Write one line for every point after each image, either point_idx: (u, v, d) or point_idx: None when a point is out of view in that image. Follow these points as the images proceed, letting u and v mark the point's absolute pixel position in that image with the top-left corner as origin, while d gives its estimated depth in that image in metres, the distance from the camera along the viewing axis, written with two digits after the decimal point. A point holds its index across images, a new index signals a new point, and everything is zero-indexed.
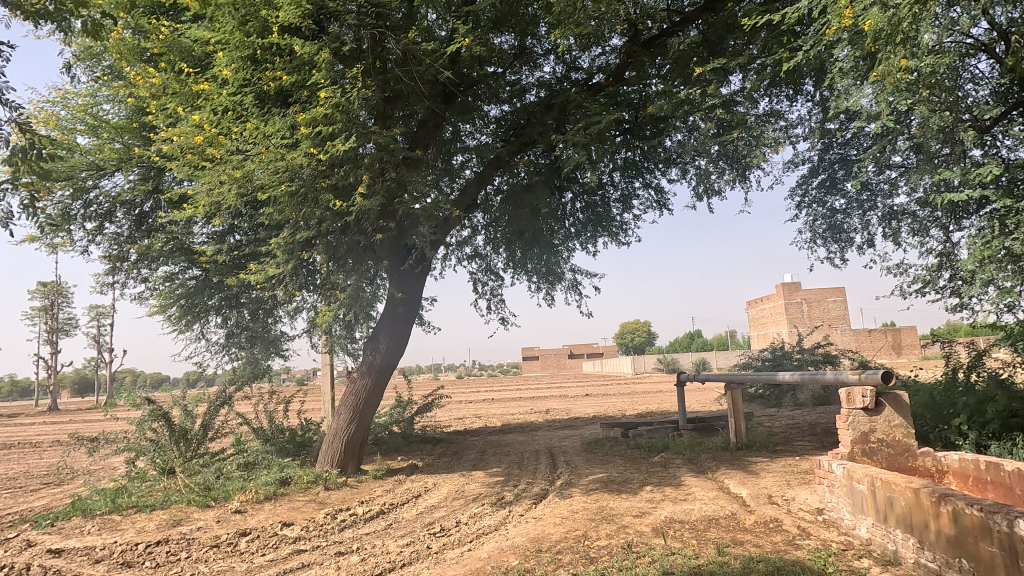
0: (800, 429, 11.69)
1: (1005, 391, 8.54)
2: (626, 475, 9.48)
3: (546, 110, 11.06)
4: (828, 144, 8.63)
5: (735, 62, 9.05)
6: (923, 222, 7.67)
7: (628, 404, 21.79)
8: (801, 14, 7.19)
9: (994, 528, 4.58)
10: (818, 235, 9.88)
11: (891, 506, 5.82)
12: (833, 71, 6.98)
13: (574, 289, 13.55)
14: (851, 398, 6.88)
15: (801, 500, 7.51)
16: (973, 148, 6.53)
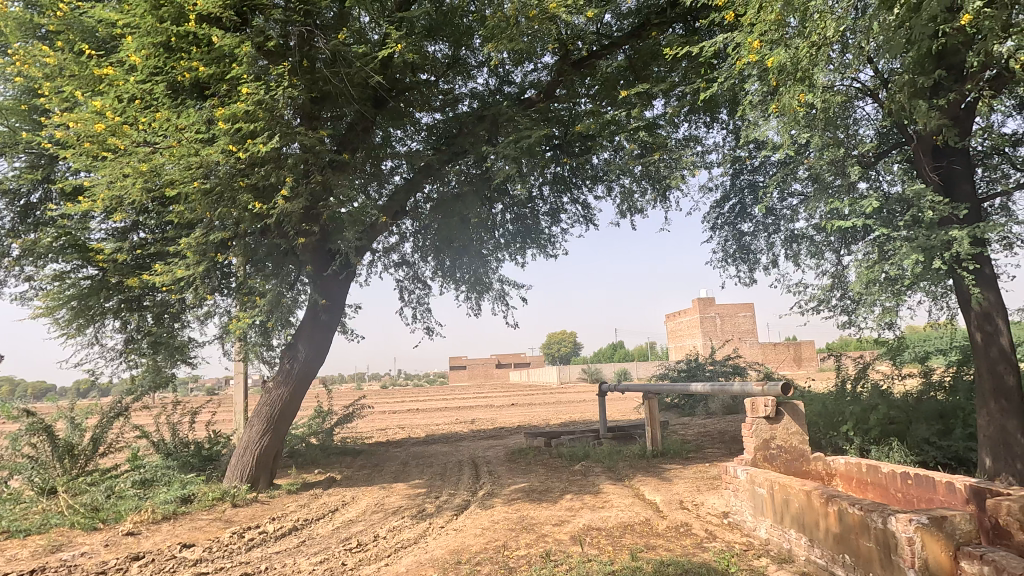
0: (710, 437, 12.37)
1: (885, 401, 9.48)
2: (547, 484, 9.61)
3: (478, 121, 11.15)
4: (739, 170, 9.29)
5: (658, 88, 9.60)
6: (819, 246, 8.38)
7: (552, 414, 22.12)
8: (716, 49, 7.73)
9: (872, 525, 5.07)
10: (729, 255, 10.56)
11: (787, 507, 6.29)
12: (744, 103, 7.55)
13: (502, 300, 13.66)
14: (755, 407, 7.42)
15: (709, 504, 7.94)
16: (860, 181, 7.26)
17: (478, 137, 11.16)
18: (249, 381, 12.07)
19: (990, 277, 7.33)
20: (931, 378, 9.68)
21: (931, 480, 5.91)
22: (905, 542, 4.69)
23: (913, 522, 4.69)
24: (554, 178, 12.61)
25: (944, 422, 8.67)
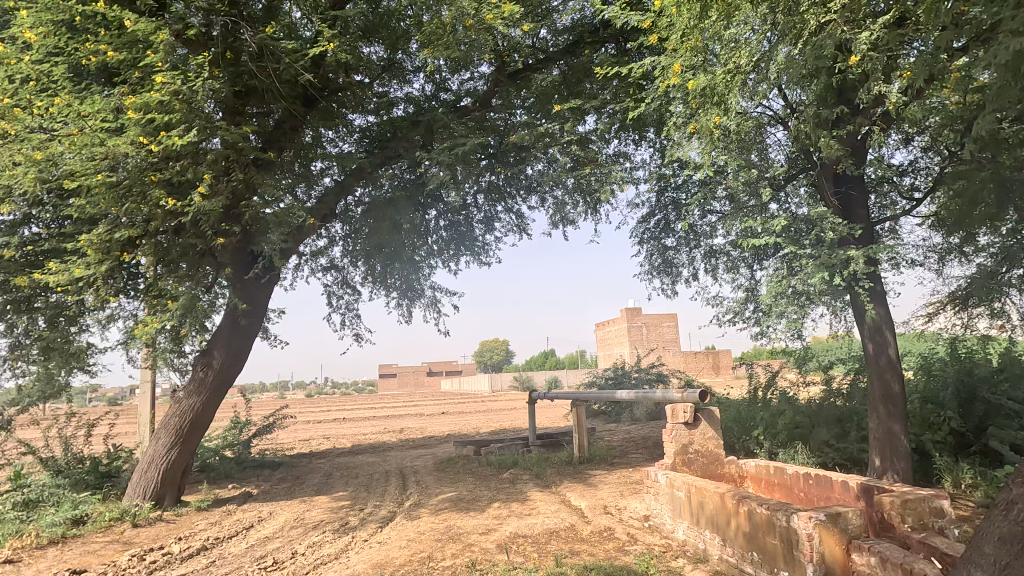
0: (634, 443, 12.80)
1: (791, 406, 10.21)
2: (476, 492, 9.57)
3: (413, 126, 11.05)
4: (664, 187, 9.76)
5: (590, 104, 9.94)
6: (734, 261, 8.92)
7: (483, 422, 22.08)
8: (644, 71, 8.11)
9: (776, 523, 5.43)
10: (654, 269, 11.03)
11: (702, 509, 6.62)
12: (668, 124, 7.94)
13: (433, 307, 13.53)
14: (675, 414, 7.84)
15: (631, 508, 8.20)
16: (772, 202, 7.81)
17: (412, 142, 11.05)
18: (157, 391, 11.21)
19: (881, 292, 8.08)
20: (831, 385, 10.51)
21: (829, 480, 6.41)
22: (805, 538, 5.06)
23: (812, 519, 5.07)
24: (489, 186, 12.70)
25: (841, 426, 9.43)
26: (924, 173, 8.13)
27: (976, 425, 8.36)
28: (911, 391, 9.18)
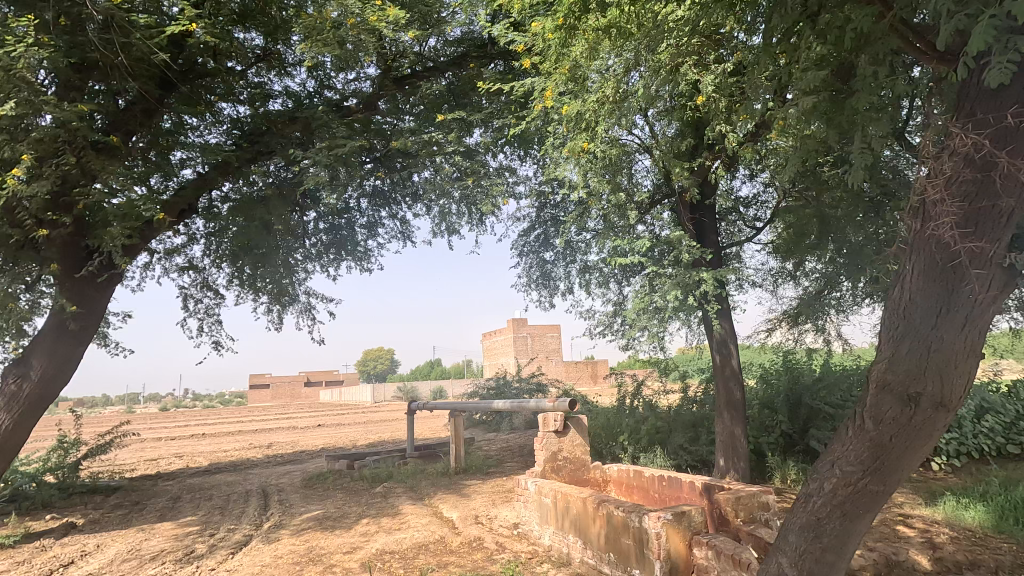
0: (511, 451, 13.05)
1: (652, 414, 11.00)
2: (344, 509, 9.15)
3: (290, 122, 10.42)
4: (544, 204, 10.15)
5: (475, 117, 10.09)
6: (605, 277, 9.47)
7: (360, 435, 21.16)
8: (527, 90, 8.41)
9: (630, 524, 5.79)
10: (532, 282, 11.39)
11: (566, 513, 6.89)
12: (548, 143, 8.29)
13: (307, 313, 12.80)
14: (546, 422, 8.10)
15: (502, 516, 8.31)
16: (639, 224, 8.41)
17: (289, 138, 10.44)
18: None
19: (727, 309, 9.02)
20: (687, 393, 11.50)
21: (679, 480, 6.97)
22: (654, 536, 5.45)
23: (661, 518, 5.47)
24: (373, 191, 12.36)
25: (694, 431, 10.33)
26: (764, 205, 9.19)
27: (800, 428, 9.57)
28: (751, 398, 10.30)
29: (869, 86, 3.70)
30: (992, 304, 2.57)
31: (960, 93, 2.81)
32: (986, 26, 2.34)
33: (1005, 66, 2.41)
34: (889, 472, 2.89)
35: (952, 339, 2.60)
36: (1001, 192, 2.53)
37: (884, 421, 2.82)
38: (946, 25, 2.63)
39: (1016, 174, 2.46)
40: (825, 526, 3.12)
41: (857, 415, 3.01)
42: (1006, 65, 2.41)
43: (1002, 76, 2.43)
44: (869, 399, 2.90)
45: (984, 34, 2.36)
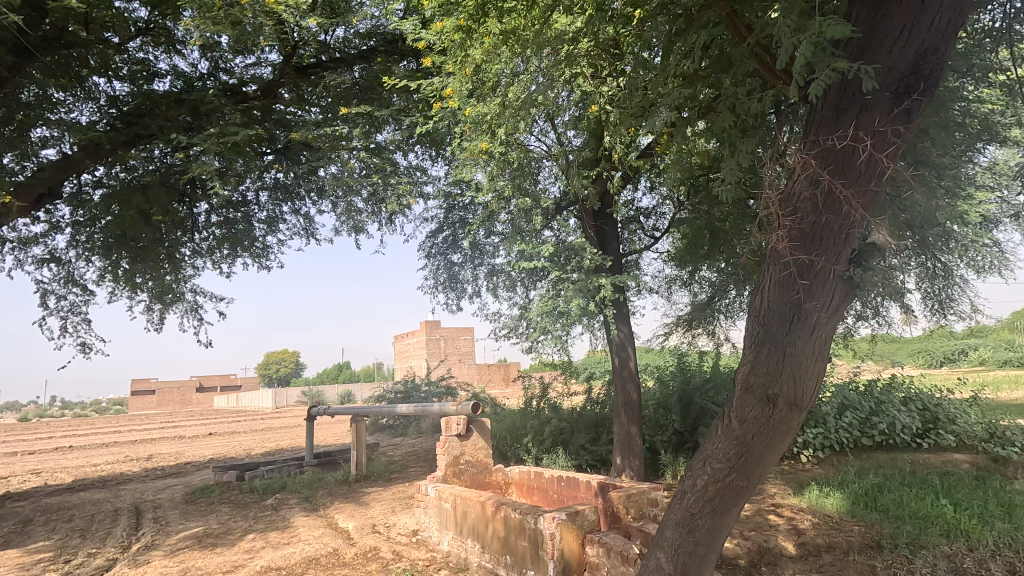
0: (416, 456, 12.76)
1: (556, 415, 11.21)
2: (228, 525, 8.48)
3: (176, 105, 9.54)
4: (452, 205, 10.05)
5: (383, 112, 9.79)
6: (512, 280, 9.53)
7: (257, 443, 19.83)
8: (436, 89, 8.28)
9: (527, 526, 5.82)
10: (440, 284, 11.26)
11: (465, 518, 6.82)
12: (455, 144, 8.21)
13: (194, 313, 11.80)
14: (448, 426, 7.99)
15: (400, 524, 8.09)
16: (546, 228, 8.53)
17: (175, 122, 9.57)
18: None
19: (626, 314, 9.39)
20: (591, 395, 11.83)
21: (576, 480, 7.12)
22: (549, 537, 5.51)
23: (555, 518, 5.54)
24: (272, 183, 11.63)
25: (595, 431, 10.65)
26: (662, 216, 9.60)
27: (691, 426, 10.13)
28: (648, 398, 10.79)
29: (728, 105, 3.84)
30: (832, 311, 2.84)
31: (807, 119, 2.97)
32: (808, 41, 2.67)
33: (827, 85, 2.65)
34: (752, 469, 3.09)
35: (801, 343, 2.84)
36: (823, 209, 2.76)
37: (747, 421, 3.02)
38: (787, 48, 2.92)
39: (835, 191, 2.68)
40: (697, 522, 3.29)
41: (726, 417, 3.21)
42: (824, 81, 2.69)
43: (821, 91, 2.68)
44: (735, 400, 3.10)
45: (806, 50, 2.68)
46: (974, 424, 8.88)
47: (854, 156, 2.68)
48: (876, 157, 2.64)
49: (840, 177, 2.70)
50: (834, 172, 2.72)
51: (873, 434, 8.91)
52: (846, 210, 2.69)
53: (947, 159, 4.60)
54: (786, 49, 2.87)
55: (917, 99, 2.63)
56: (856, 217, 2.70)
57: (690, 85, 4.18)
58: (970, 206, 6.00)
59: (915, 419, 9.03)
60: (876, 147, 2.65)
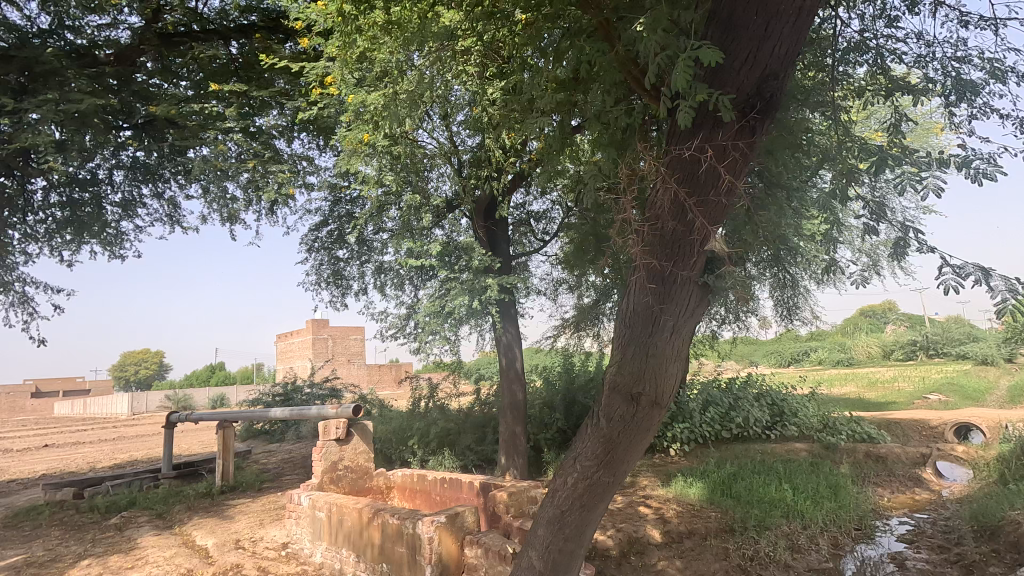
0: (292, 463, 11.96)
1: (443, 416, 11.07)
2: (57, 551, 7.36)
3: (3, 62, 8.14)
4: (338, 198, 9.57)
5: (263, 93, 9.07)
6: (401, 278, 9.25)
7: (105, 455, 17.51)
8: (321, 74, 7.82)
9: (404, 531, 5.63)
10: (323, 280, 10.69)
11: (340, 527, 6.49)
12: (341, 134, 7.80)
13: (23, 306, 10.16)
14: (326, 431, 7.56)
15: (269, 538, 7.52)
16: (436, 227, 8.37)
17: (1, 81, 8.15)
18: None
19: (513, 315, 9.51)
20: (479, 395, 11.85)
21: (459, 481, 6.96)
22: (427, 541, 5.37)
23: (433, 522, 5.42)
24: (130, 162, 10.35)
25: (482, 431, 10.66)
26: (552, 220, 9.81)
27: (573, 424, 10.48)
28: (534, 398, 11.02)
29: (598, 112, 3.97)
30: (687, 314, 3.02)
31: (669, 132, 3.17)
32: (683, 65, 2.76)
33: (691, 112, 2.83)
34: (617, 465, 3.22)
35: (661, 344, 2.99)
36: (672, 216, 2.97)
37: (613, 419, 3.13)
38: (656, 65, 3.08)
39: (682, 200, 2.90)
40: (567, 518, 3.36)
41: (595, 415, 3.31)
42: (689, 109, 2.85)
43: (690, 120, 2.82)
44: (604, 399, 3.20)
45: (681, 73, 2.79)
46: (811, 416, 10.11)
47: (699, 167, 2.92)
48: (716, 168, 2.87)
49: (686, 186, 2.93)
50: (682, 181, 2.96)
51: (731, 428, 9.82)
52: (691, 218, 2.90)
53: (792, 180, 5.15)
54: (654, 65, 3.03)
55: (756, 118, 2.89)
56: (700, 225, 2.91)
57: (566, 92, 4.28)
58: (811, 225, 6.80)
59: (764, 413, 10.09)
60: (718, 160, 2.89)
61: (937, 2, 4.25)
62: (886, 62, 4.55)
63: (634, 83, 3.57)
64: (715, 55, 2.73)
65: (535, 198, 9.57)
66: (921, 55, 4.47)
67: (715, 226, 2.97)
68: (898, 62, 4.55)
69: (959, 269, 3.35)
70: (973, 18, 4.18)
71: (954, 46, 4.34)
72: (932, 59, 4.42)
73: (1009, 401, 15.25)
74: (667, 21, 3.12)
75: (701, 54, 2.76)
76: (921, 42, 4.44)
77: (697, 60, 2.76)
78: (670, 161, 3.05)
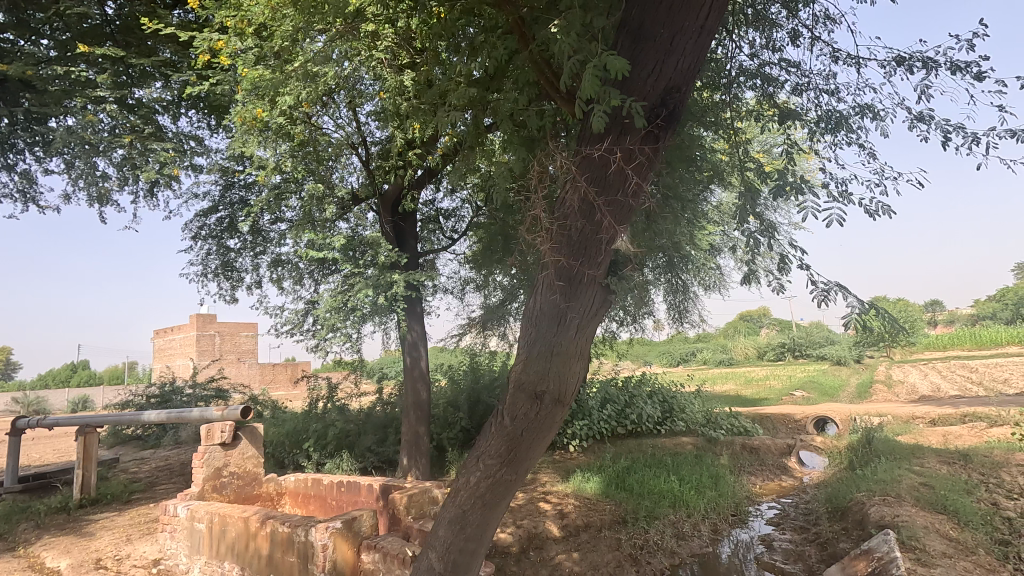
0: (169, 471, 10.87)
1: (342, 417, 10.60)
2: None
3: None
4: (230, 183, 8.85)
5: (144, 61, 8.15)
6: (299, 272, 8.74)
7: None
8: (214, 47, 7.17)
9: (296, 540, 5.29)
10: (211, 271, 9.86)
11: (223, 539, 5.99)
12: (235, 113, 7.19)
13: None
14: (210, 435, 6.94)
15: (137, 554, 6.78)
16: (340, 219, 7.98)
17: None
18: None
19: (418, 313, 9.33)
20: (381, 395, 11.49)
21: (357, 485, 6.62)
22: (320, 549, 5.09)
23: (328, 528, 5.14)
24: None
25: (384, 432, 10.35)
26: (461, 218, 9.71)
27: (477, 423, 10.50)
28: (438, 397, 10.88)
29: (510, 107, 3.93)
30: (591, 314, 3.11)
31: (579, 134, 3.25)
32: (592, 71, 2.85)
33: (604, 116, 2.85)
34: (519, 464, 3.23)
35: (566, 343, 3.06)
36: (581, 215, 3.04)
37: (518, 417, 3.15)
38: (571, 68, 3.15)
39: (591, 200, 2.99)
40: (468, 517, 3.33)
41: (500, 414, 3.31)
42: (603, 114, 2.89)
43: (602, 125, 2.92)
44: (509, 398, 3.22)
45: (587, 80, 2.91)
46: (696, 411, 10.90)
47: (608, 168, 3.02)
48: (624, 170, 2.99)
49: (596, 187, 3.03)
50: (592, 182, 3.05)
51: (626, 424, 10.33)
52: (600, 217, 2.99)
53: (687, 193, 5.49)
54: (567, 68, 3.10)
55: (661, 125, 3.03)
56: (608, 224, 3.01)
57: (479, 87, 4.23)
58: (702, 235, 7.30)
59: (656, 409, 10.72)
60: (626, 163, 3.00)
61: (815, 36, 4.73)
62: (770, 88, 5.00)
63: (547, 85, 3.60)
64: (624, 64, 2.80)
65: (444, 196, 9.42)
66: (799, 84, 4.95)
67: (621, 226, 3.09)
68: (780, 89, 5.01)
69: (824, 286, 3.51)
70: (843, 54, 4.69)
71: (825, 79, 4.86)
72: (808, 88, 4.91)
73: (857, 397, 17.41)
74: (581, 25, 3.20)
75: (610, 63, 2.86)
76: (800, 72, 4.92)
77: (610, 68, 2.83)
78: (580, 163, 3.13)
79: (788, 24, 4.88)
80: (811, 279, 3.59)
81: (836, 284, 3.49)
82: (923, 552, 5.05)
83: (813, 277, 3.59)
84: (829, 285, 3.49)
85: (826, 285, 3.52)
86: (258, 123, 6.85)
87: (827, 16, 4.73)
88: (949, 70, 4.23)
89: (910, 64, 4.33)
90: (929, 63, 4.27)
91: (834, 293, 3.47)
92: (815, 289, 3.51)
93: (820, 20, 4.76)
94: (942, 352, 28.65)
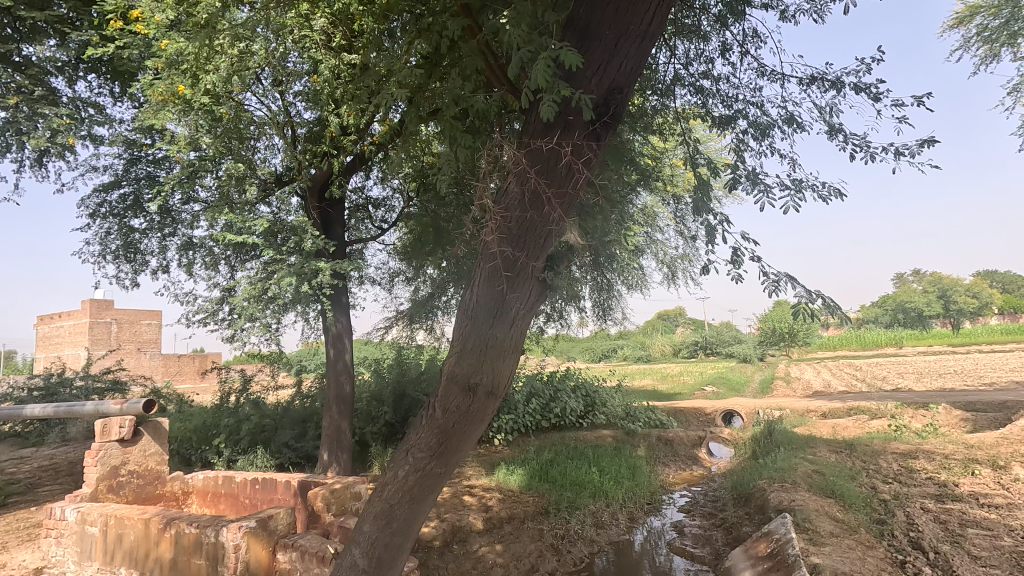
0: (54, 471, 9.83)
1: (257, 411, 10.05)
2: None
3: None
4: (136, 156, 8.13)
5: (35, 13, 7.28)
6: (215, 256, 8.14)
7: None
8: (123, 7, 6.55)
9: (205, 541, 4.95)
10: (109, 252, 9.01)
11: (119, 542, 5.51)
12: (142, 80, 6.58)
13: None
14: (106, 431, 6.31)
15: (15, 564, 6.11)
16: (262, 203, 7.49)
17: None
18: None
19: (343, 305, 9.00)
20: (301, 388, 10.96)
21: (274, 482, 6.28)
22: (231, 550, 4.79)
23: (241, 528, 4.84)
24: None
25: (302, 427, 9.90)
26: (392, 209, 9.46)
27: (402, 417, 10.30)
28: (362, 391, 10.58)
29: (453, 93, 3.84)
30: (528, 307, 3.15)
31: (524, 125, 3.28)
32: (545, 61, 2.85)
33: (553, 105, 2.90)
34: (449, 456, 3.21)
35: (500, 336, 3.08)
36: (527, 206, 3.06)
37: (449, 410, 3.12)
38: (520, 57, 3.14)
39: (539, 191, 3.01)
40: (395, 512, 3.26)
41: (430, 407, 3.27)
42: (553, 103, 2.94)
43: (550, 111, 2.93)
44: (440, 390, 3.19)
45: (542, 71, 2.87)
46: (617, 405, 11.30)
47: (557, 162, 3.06)
48: (572, 165, 3.04)
49: (544, 178, 3.04)
50: (540, 174, 3.06)
51: (550, 417, 10.55)
52: (548, 210, 3.04)
53: (616, 194, 5.65)
54: (520, 58, 3.07)
55: (605, 124, 3.13)
56: (555, 217, 3.06)
57: (422, 71, 4.09)
58: (629, 236, 7.53)
59: (579, 403, 10.99)
60: (575, 158, 3.06)
61: (745, 51, 5.04)
62: (702, 97, 5.27)
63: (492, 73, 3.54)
64: (577, 59, 2.86)
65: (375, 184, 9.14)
66: (728, 96, 5.27)
67: (566, 219, 3.14)
68: (711, 99, 5.29)
69: (772, 279, 3.58)
70: (768, 70, 5.03)
71: (751, 92, 5.19)
72: (736, 99, 5.22)
73: (760, 392, 18.76)
74: (530, 17, 3.21)
75: (563, 56, 2.86)
76: (729, 85, 5.24)
77: (566, 59, 2.85)
78: (528, 154, 3.14)
79: (721, 38, 5.18)
80: (760, 271, 3.65)
81: (786, 275, 3.53)
82: (815, 532, 5.53)
83: (763, 269, 3.64)
84: (779, 275, 3.56)
85: (776, 276, 3.58)
86: (176, 98, 6.36)
87: (756, 34, 5.07)
88: (855, 89, 4.61)
89: (822, 82, 4.71)
90: (838, 83, 4.66)
91: (785, 283, 3.51)
92: (765, 280, 3.56)
93: (750, 37, 5.09)
94: (833, 352, 31.41)
